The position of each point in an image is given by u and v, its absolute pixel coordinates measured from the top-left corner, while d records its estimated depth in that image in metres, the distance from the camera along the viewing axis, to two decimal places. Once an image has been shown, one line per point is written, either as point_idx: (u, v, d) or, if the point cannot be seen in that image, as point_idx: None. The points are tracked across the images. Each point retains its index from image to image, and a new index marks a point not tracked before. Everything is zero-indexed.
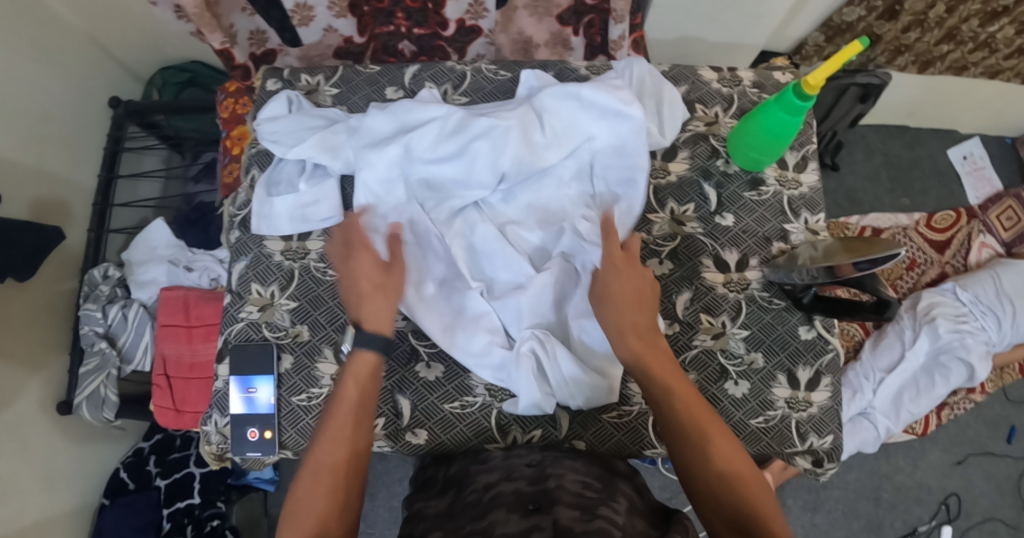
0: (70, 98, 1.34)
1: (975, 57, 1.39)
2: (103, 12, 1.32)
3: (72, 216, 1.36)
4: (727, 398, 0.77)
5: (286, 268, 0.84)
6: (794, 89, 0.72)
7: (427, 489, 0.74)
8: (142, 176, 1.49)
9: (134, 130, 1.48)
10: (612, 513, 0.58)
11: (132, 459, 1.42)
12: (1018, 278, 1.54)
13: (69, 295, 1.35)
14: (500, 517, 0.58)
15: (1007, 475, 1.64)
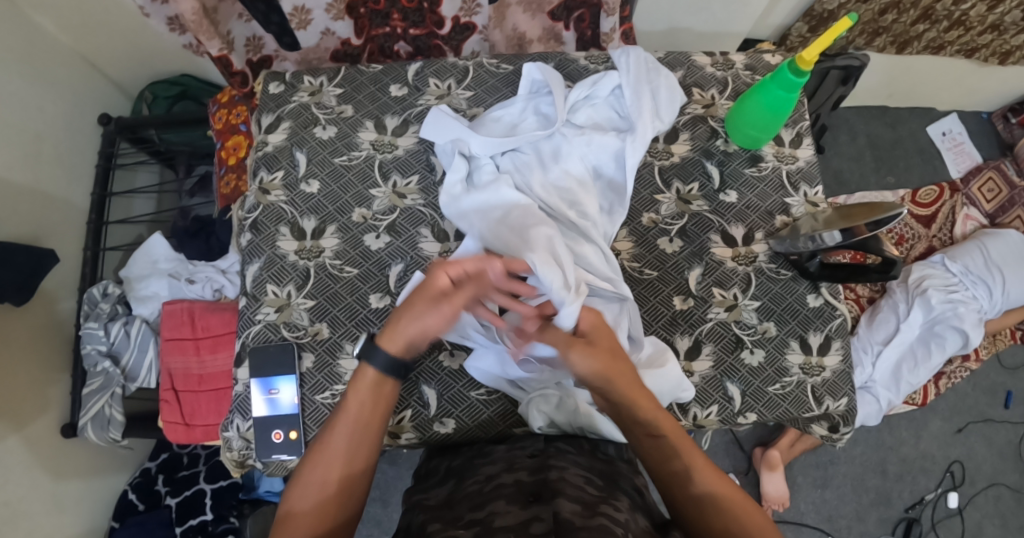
0: (61, 121, 1.35)
1: (952, 36, 1.45)
2: (95, 33, 1.34)
3: (68, 234, 1.36)
4: (745, 367, 0.79)
5: (301, 267, 0.85)
6: (789, 66, 0.76)
7: (427, 481, 0.75)
8: (136, 192, 1.49)
9: (125, 146, 1.49)
10: (613, 511, 0.59)
11: (140, 479, 1.43)
12: (1003, 247, 1.60)
13: (70, 314, 1.35)
14: (500, 507, 0.59)
15: (1007, 440, 1.68)
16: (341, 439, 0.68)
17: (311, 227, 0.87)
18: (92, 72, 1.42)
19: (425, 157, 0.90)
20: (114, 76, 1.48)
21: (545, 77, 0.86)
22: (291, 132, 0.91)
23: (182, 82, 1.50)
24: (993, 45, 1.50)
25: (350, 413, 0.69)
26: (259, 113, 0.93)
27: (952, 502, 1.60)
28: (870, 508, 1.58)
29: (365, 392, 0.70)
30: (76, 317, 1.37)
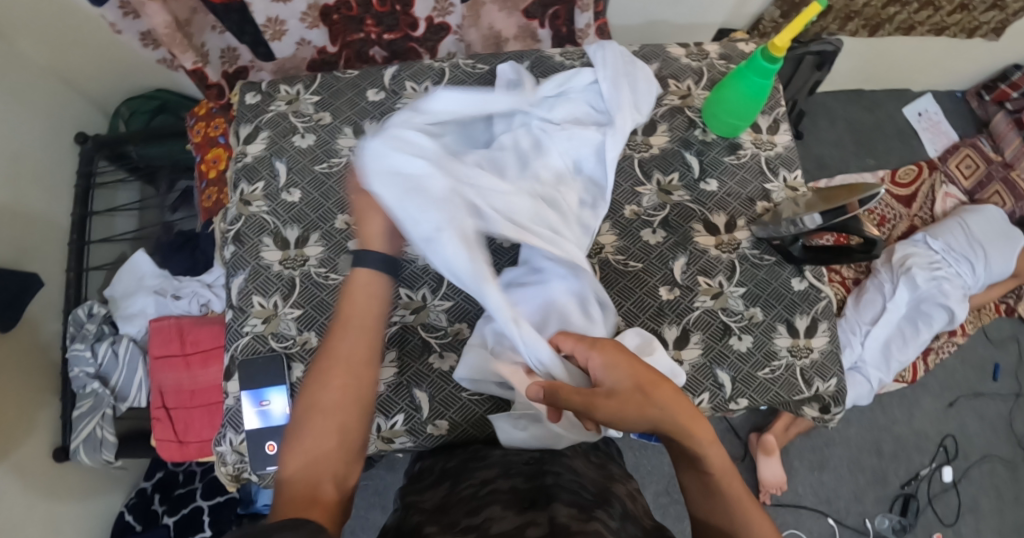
0: (37, 141, 1.33)
1: (922, 16, 1.47)
2: (69, 51, 1.33)
3: (50, 256, 1.35)
4: (733, 353, 0.80)
5: (287, 277, 0.85)
6: (762, 53, 0.77)
7: (421, 481, 0.76)
8: (117, 210, 1.47)
9: (104, 164, 1.47)
10: (607, 515, 0.59)
11: (136, 500, 1.41)
12: (983, 222, 1.62)
13: (56, 337, 1.34)
14: (495, 512, 0.60)
15: (997, 412, 1.71)
16: (347, 350, 0.70)
17: (293, 236, 0.86)
18: (66, 91, 1.41)
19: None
20: (89, 93, 1.46)
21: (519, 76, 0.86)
22: (269, 142, 0.90)
23: (159, 96, 1.49)
24: (963, 24, 1.53)
25: (347, 323, 0.71)
26: (237, 124, 0.92)
27: (947, 477, 1.62)
28: (867, 487, 1.59)
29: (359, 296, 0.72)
30: (63, 339, 1.35)
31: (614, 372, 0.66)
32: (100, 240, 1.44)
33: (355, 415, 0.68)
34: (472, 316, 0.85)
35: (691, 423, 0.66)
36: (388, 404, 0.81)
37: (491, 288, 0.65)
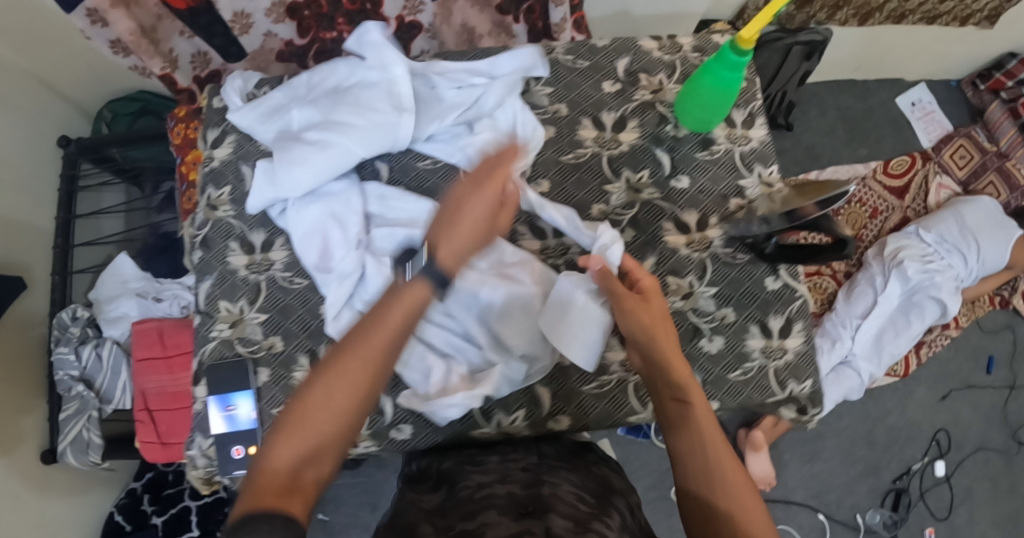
0: (19, 143, 1.30)
1: (912, 4, 1.44)
2: (52, 53, 1.30)
3: (31, 259, 1.33)
4: (703, 355, 0.78)
5: (252, 282, 0.84)
6: (731, 46, 0.74)
7: (421, 483, 0.72)
8: (101, 213, 1.45)
9: (88, 167, 1.45)
10: (604, 527, 0.56)
11: (126, 501, 1.41)
12: (977, 212, 1.60)
13: (38, 340, 1.32)
14: (491, 519, 0.57)
15: (992, 404, 1.69)
16: (367, 352, 0.60)
17: (260, 240, 0.85)
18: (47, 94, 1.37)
19: (370, 161, 0.86)
20: (72, 97, 1.43)
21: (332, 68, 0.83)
22: (237, 145, 0.89)
23: (141, 98, 1.46)
24: (956, 13, 1.50)
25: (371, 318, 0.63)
26: (205, 128, 0.91)
27: (939, 470, 1.60)
28: (859, 480, 1.58)
29: (397, 307, 0.63)
30: (48, 342, 1.34)
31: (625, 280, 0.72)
32: (85, 243, 1.42)
33: (351, 424, 0.59)
34: None
35: (676, 360, 0.66)
36: None
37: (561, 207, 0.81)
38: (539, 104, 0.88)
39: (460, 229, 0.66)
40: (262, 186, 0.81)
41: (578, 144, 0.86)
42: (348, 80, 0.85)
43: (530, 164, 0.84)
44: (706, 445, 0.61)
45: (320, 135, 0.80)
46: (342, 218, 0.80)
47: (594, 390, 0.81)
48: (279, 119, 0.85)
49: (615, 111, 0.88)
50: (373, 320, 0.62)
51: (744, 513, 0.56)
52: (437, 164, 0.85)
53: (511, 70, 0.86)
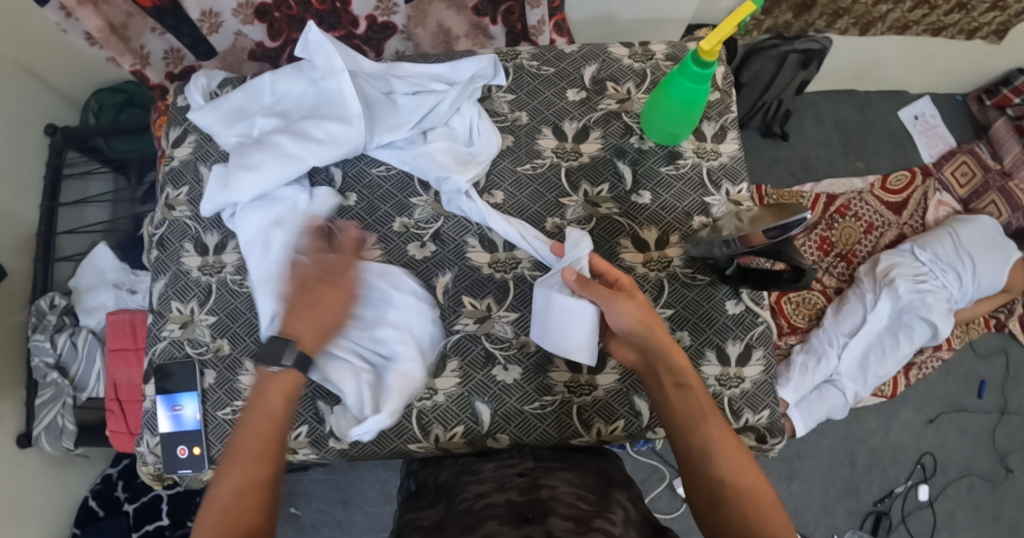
0: (7, 127, 1.27)
1: (916, 15, 1.39)
2: (34, 39, 1.26)
3: (14, 241, 1.28)
4: None
5: (204, 283, 0.83)
6: (693, 57, 0.74)
7: (419, 499, 0.69)
8: (87, 201, 1.40)
9: (73, 155, 1.41)
10: (607, 524, 0.53)
11: (101, 486, 1.32)
12: (975, 233, 1.55)
13: (17, 326, 1.25)
14: (492, 529, 0.52)
15: (981, 429, 1.64)
16: (260, 436, 0.62)
17: (213, 241, 0.84)
18: (36, 85, 1.34)
19: (325, 167, 0.86)
20: (58, 86, 1.39)
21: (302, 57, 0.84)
22: (196, 145, 0.89)
23: (127, 90, 1.44)
24: (962, 26, 1.45)
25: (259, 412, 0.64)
26: (168, 127, 0.91)
27: (923, 495, 1.57)
28: (838, 500, 1.55)
29: (276, 392, 0.65)
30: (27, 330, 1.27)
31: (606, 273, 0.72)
32: (68, 230, 1.37)
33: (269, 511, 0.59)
34: None
35: (674, 352, 0.68)
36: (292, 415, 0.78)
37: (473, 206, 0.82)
38: (499, 111, 0.89)
39: (307, 329, 0.68)
40: (214, 187, 0.81)
41: (536, 154, 0.86)
42: (312, 89, 0.85)
43: (484, 174, 0.84)
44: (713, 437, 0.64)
45: (276, 141, 0.80)
46: (284, 222, 0.79)
47: (536, 411, 0.78)
48: (241, 122, 0.85)
49: (578, 121, 0.88)
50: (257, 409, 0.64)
51: (756, 493, 0.60)
52: (390, 172, 0.86)
53: (472, 76, 0.87)
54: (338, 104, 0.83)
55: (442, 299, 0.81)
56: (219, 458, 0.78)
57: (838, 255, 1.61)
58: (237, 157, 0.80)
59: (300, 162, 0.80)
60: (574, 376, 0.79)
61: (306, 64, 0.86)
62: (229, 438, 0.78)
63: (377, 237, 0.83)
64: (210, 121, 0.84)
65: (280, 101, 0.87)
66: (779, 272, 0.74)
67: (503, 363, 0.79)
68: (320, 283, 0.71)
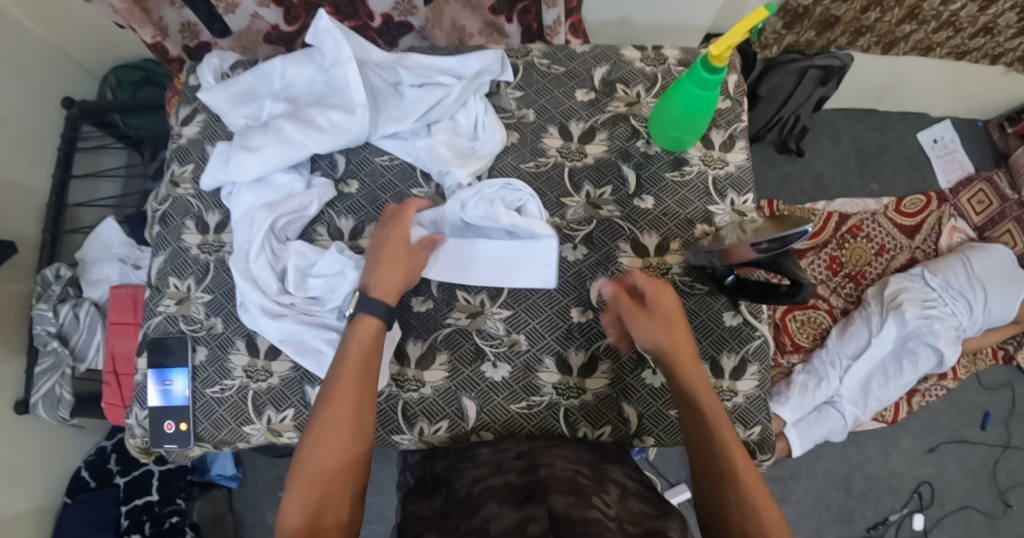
0: (26, 98, 1.28)
1: (940, 36, 1.37)
2: (58, 12, 1.28)
3: (25, 212, 1.28)
4: (645, 387, 0.78)
5: (202, 261, 0.83)
6: (703, 63, 0.72)
7: (419, 491, 0.67)
8: (100, 175, 1.41)
9: (89, 130, 1.41)
10: (604, 504, 0.52)
11: (93, 457, 1.32)
12: (988, 262, 1.52)
13: (23, 294, 1.25)
14: (492, 511, 0.50)
15: (982, 462, 1.61)
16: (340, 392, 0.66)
17: (215, 220, 0.85)
18: (57, 58, 1.36)
19: (329, 153, 0.86)
20: (79, 59, 1.41)
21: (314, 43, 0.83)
22: (204, 125, 0.89)
23: (145, 68, 1.45)
24: (987, 50, 1.43)
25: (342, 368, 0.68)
26: (178, 105, 0.92)
27: (918, 525, 1.54)
28: (831, 524, 1.53)
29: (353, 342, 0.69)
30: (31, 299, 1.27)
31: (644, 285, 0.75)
32: (80, 202, 1.37)
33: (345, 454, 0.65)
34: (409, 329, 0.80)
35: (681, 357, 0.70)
36: (279, 398, 0.78)
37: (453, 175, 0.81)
38: (506, 107, 0.88)
39: (385, 271, 0.73)
40: (215, 165, 0.82)
41: (540, 152, 0.86)
42: (321, 77, 0.85)
43: (485, 168, 0.84)
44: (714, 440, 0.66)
45: (279, 125, 0.81)
46: (277, 206, 0.79)
47: (523, 411, 0.77)
48: (249, 104, 0.86)
49: (585, 121, 0.88)
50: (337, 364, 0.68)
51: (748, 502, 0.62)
52: (393, 161, 0.85)
53: (479, 71, 0.87)
54: (343, 92, 0.83)
55: (436, 292, 0.81)
56: (205, 435, 0.78)
57: (847, 275, 1.59)
58: (240, 138, 0.81)
59: (299, 150, 0.80)
60: (564, 378, 0.78)
61: (317, 51, 0.86)
62: (216, 416, 0.78)
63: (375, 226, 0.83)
64: (218, 100, 0.85)
65: (289, 86, 0.87)
66: (778, 285, 0.73)
67: (492, 360, 0.79)
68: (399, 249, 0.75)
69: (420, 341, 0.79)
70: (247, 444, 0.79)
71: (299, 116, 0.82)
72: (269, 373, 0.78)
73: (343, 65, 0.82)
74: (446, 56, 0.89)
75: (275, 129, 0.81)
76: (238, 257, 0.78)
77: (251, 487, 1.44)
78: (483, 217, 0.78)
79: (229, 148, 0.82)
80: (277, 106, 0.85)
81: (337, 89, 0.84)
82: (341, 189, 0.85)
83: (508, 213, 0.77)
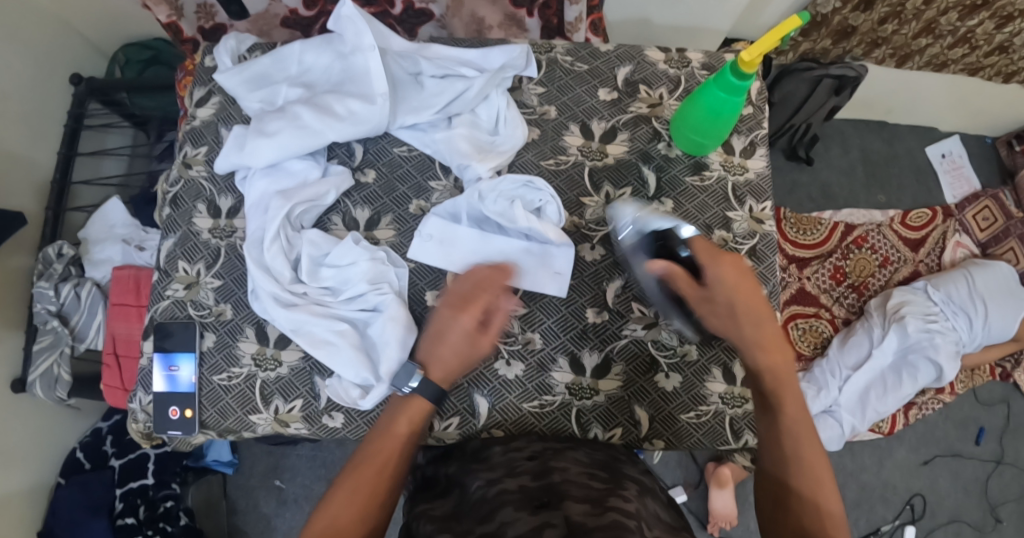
0: (34, 73, 1.27)
1: (955, 53, 1.37)
2: None
3: (28, 189, 1.27)
4: (657, 391, 0.78)
5: (212, 246, 0.82)
6: (731, 68, 0.72)
7: (430, 489, 0.66)
8: (105, 153, 1.40)
9: (96, 107, 1.40)
10: (623, 503, 0.52)
11: (89, 438, 1.30)
12: (991, 278, 1.52)
13: (23, 272, 1.24)
14: (508, 516, 0.50)
15: (974, 477, 1.62)
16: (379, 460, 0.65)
17: (227, 205, 0.84)
18: (66, 32, 1.34)
19: (346, 142, 0.85)
20: (88, 35, 1.39)
21: (336, 28, 0.83)
22: (219, 107, 0.88)
23: (154, 46, 1.43)
24: (1000, 68, 1.42)
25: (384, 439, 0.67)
26: (193, 86, 0.91)
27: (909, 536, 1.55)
28: None
29: (404, 418, 0.68)
30: (31, 276, 1.26)
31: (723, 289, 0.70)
32: (84, 180, 1.36)
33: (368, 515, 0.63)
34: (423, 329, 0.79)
35: (770, 345, 0.70)
36: (287, 388, 0.77)
37: (473, 166, 0.80)
38: (528, 103, 0.88)
39: (440, 364, 0.71)
40: (229, 149, 0.81)
41: (561, 150, 0.85)
42: (339, 63, 0.84)
43: (505, 164, 0.83)
44: (789, 481, 0.65)
45: (297, 111, 0.80)
46: (292, 194, 0.79)
47: (534, 410, 0.77)
48: (264, 88, 0.85)
49: (607, 121, 0.87)
50: (382, 434, 0.67)
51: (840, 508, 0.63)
52: (412, 153, 0.85)
53: (502, 65, 0.86)
54: (361, 79, 0.82)
55: (450, 286, 0.80)
56: (210, 422, 0.77)
57: (851, 285, 1.60)
58: (256, 123, 0.81)
59: (317, 136, 0.79)
60: (577, 378, 0.78)
61: (336, 37, 0.85)
62: (222, 404, 0.77)
63: (392, 218, 0.83)
64: (233, 83, 0.83)
65: (306, 72, 0.86)
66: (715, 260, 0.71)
67: (506, 358, 0.78)
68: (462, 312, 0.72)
69: None
70: (253, 433, 0.78)
71: (317, 102, 0.81)
72: (278, 362, 0.78)
73: (363, 52, 0.82)
74: (467, 48, 0.88)
75: (293, 115, 0.80)
76: (251, 244, 0.77)
77: (245, 474, 1.44)
78: (501, 213, 0.79)
79: (243, 133, 0.81)
80: (293, 91, 0.84)
81: (356, 75, 0.83)
82: (357, 178, 0.84)
83: (525, 214, 0.78)
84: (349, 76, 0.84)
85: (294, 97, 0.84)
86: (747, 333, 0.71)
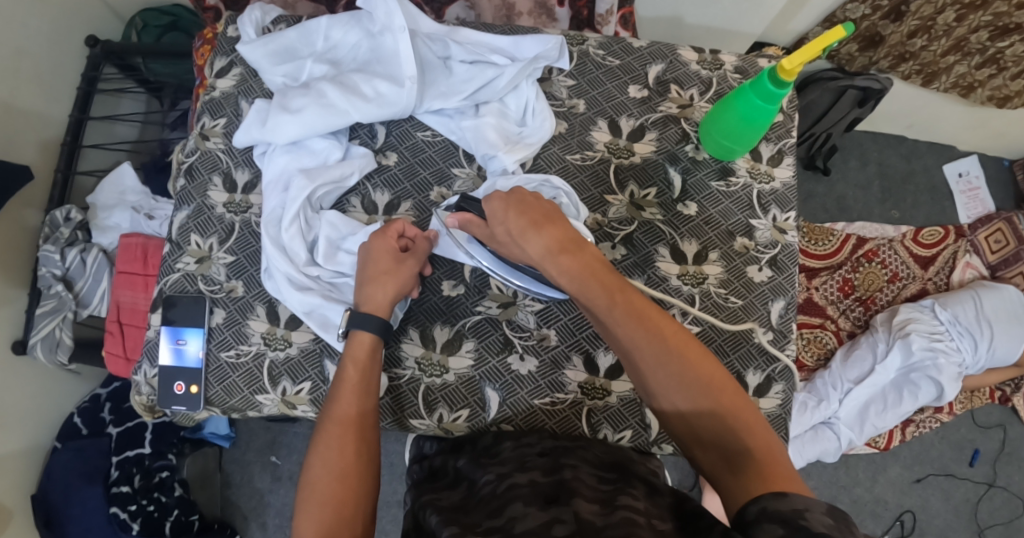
0: (48, 30, 1.24)
1: (982, 75, 1.33)
2: None
3: (39, 149, 1.25)
4: None
5: (227, 221, 0.81)
6: (770, 74, 0.71)
7: (437, 480, 0.66)
8: (117, 118, 1.38)
9: (111, 71, 1.38)
10: (633, 502, 0.51)
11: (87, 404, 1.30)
12: (1000, 301, 1.51)
13: (30, 231, 1.22)
14: (518, 511, 0.50)
15: (965, 498, 1.63)
16: (346, 411, 0.66)
17: (243, 180, 0.83)
18: None
19: (369, 123, 0.84)
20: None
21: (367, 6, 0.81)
22: (240, 79, 0.87)
23: (174, 12, 1.41)
24: None
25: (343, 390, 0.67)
26: (214, 56, 0.89)
27: None
28: None
29: (351, 365, 0.68)
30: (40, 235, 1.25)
31: (501, 215, 0.69)
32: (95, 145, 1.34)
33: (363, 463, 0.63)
34: (437, 319, 0.79)
35: (560, 249, 0.67)
36: (296, 370, 0.77)
37: (499, 159, 0.79)
38: (557, 96, 0.86)
39: (373, 303, 0.71)
40: (251, 123, 0.80)
41: (588, 146, 0.84)
42: (367, 42, 0.83)
43: (532, 156, 0.82)
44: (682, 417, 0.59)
45: (323, 89, 0.79)
46: (316, 174, 0.78)
47: (545, 406, 0.77)
48: (289, 63, 0.83)
49: (636, 118, 0.86)
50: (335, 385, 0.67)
51: (720, 409, 0.58)
52: (436, 138, 0.84)
53: (535, 55, 0.84)
54: (390, 60, 0.81)
55: (468, 277, 0.80)
56: (215, 399, 0.76)
57: (858, 299, 1.59)
58: (279, 99, 0.79)
59: (342, 118, 0.78)
60: (590, 377, 0.78)
61: (366, 15, 0.84)
62: (228, 381, 0.77)
63: (412, 204, 0.82)
64: (257, 56, 0.82)
65: (333, 49, 0.85)
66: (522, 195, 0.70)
67: (520, 352, 0.78)
68: (379, 270, 0.72)
69: (447, 327, 0.79)
70: (258, 413, 0.78)
71: (341, 82, 0.79)
72: (288, 343, 0.77)
73: (393, 32, 0.80)
74: (500, 35, 0.86)
75: (318, 93, 0.79)
76: (269, 222, 0.77)
77: (242, 448, 1.44)
78: None
79: (266, 108, 0.80)
80: (319, 68, 0.83)
81: (385, 56, 0.82)
82: (379, 160, 0.83)
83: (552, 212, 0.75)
84: (378, 56, 0.82)
85: (320, 75, 0.83)
86: (531, 248, 0.68)
